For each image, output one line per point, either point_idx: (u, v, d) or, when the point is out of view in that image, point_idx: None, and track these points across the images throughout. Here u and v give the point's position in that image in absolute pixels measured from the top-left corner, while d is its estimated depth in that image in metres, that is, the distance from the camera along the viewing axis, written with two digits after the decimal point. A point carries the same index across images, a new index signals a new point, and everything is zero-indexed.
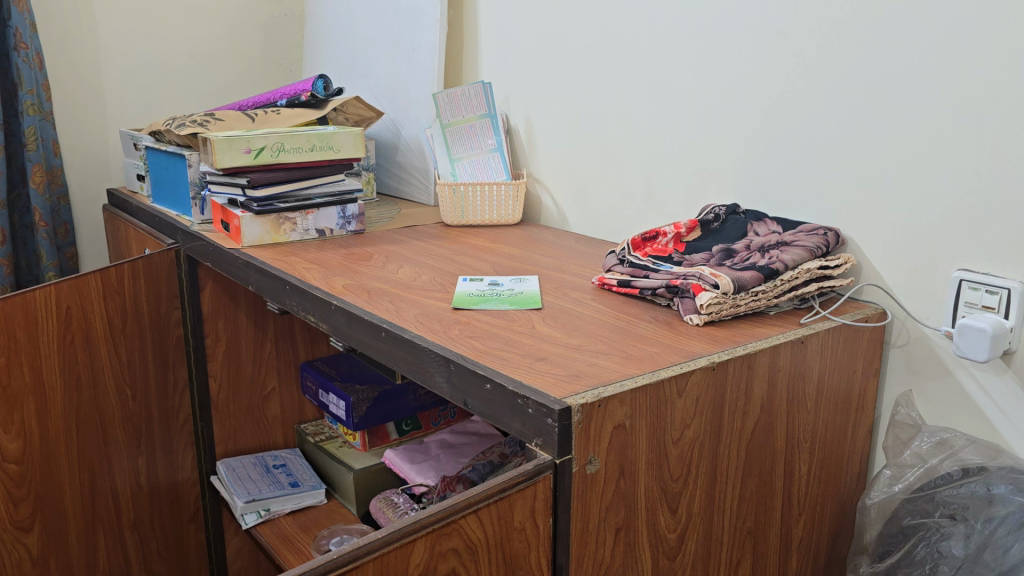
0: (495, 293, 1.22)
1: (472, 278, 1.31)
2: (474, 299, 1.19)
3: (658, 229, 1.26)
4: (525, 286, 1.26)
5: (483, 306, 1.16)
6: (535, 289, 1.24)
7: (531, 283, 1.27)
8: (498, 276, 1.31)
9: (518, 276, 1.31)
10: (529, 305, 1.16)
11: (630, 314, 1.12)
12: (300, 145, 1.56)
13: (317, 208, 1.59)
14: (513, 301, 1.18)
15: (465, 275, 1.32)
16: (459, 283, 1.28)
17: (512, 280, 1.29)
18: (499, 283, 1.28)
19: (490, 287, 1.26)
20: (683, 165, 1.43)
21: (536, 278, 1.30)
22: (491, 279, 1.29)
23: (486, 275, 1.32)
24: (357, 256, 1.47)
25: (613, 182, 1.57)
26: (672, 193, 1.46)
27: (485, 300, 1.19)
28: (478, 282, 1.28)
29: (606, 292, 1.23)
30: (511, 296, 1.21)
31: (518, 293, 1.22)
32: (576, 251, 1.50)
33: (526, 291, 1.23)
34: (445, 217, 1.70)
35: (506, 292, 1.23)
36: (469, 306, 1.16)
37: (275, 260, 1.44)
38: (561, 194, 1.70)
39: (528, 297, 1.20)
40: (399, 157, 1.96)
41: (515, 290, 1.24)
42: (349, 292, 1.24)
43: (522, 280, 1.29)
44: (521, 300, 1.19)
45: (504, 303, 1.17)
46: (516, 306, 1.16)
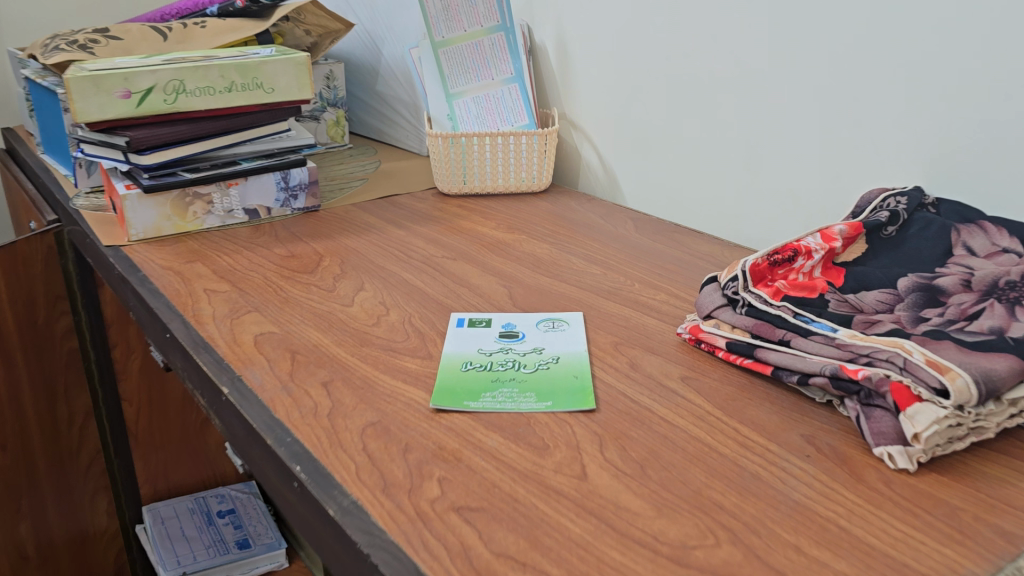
0: (512, 367, 0.70)
1: (473, 321, 0.78)
2: (472, 386, 0.66)
3: (793, 244, 0.71)
4: (563, 346, 0.73)
5: (488, 405, 0.64)
6: (581, 352, 0.72)
7: (575, 337, 0.74)
8: (518, 317, 0.78)
9: (552, 317, 0.78)
10: (573, 403, 0.64)
11: (763, 434, 0.60)
12: (211, 84, 1.00)
13: (245, 177, 1.05)
14: (544, 391, 0.66)
15: (463, 314, 0.79)
16: (451, 337, 0.75)
17: (542, 329, 0.76)
18: (518, 336, 0.75)
19: (503, 347, 0.73)
20: (825, 119, 0.85)
21: (582, 324, 0.77)
22: (507, 326, 0.77)
23: (496, 314, 0.79)
24: (297, 260, 0.94)
25: (697, 135, 0.99)
26: (802, 162, 0.89)
27: (494, 387, 0.66)
28: (482, 333, 0.76)
29: (706, 361, 0.70)
30: (540, 375, 0.68)
31: (550, 366, 0.70)
32: (639, 248, 0.96)
33: (566, 361, 0.70)
34: (439, 183, 1.16)
35: (532, 363, 0.70)
36: (464, 405, 0.64)
37: (168, 270, 0.92)
38: (609, 148, 1.13)
39: (571, 377, 0.68)
40: (380, 87, 1.40)
41: (547, 356, 0.71)
42: (260, 357, 0.72)
43: (558, 328, 0.76)
44: (558, 388, 0.66)
45: (528, 397, 0.65)
46: (549, 407, 0.64)
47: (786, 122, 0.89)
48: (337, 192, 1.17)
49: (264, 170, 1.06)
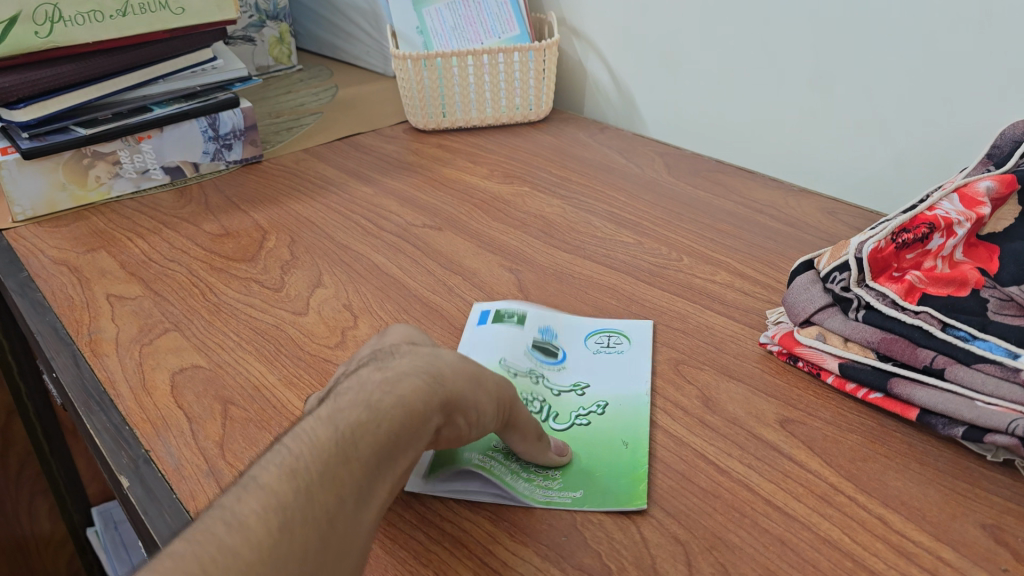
0: (539, 413, 0.49)
1: (503, 314, 0.58)
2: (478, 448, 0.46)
3: (926, 215, 0.51)
4: (615, 386, 0.51)
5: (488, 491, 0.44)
6: (641, 396, 0.50)
7: (635, 369, 0.52)
8: (561, 320, 0.57)
9: (609, 330, 0.56)
10: (614, 496, 0.43)
11: (924, 528, 0.40)
12: (97, 7, 0.75)
13: (160, 127, 0.81)
14: (576, 466, 0.45)
15: (490, 304, 0.59)
16: (468, 341, 0.55)
17: (590, 350, 0.55)
18: (556, 357, 0.54)
19: (531, 372, 0.53)
20: (935, 19, 0.62)
21: (648, 347, 0.54)
22: (544, 335, 0.56)
23: (536, 311, 0.58)
24: (233, 240, 0.72)
25: (747, 45, 0.76)
26: (897, 78, 0.66)
27: (507, 448, 0.46)
28: (508, 340, 0.55)
29: (808, 390, 0.50)
30: (575, 436, 0.47)
31: (591, 420, 0.49)
32: (678, 199, 0.74)
33: (616, 412, 0.49)
34: (411, 118, 0.92)
35: (566, 410, 0.49)
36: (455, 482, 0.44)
37: (60, 265, 0.69)
38: (625, 62, 0.89)
39: (618, 444, 0.46)
40: None
41: (590, 402, 0.50)
42: (180, 416, 0.51)
43: (612, 352, 0.54)
44: (597, 463, 0.45)
45: (550, 478, 0.44)
46: (577, 500, 0.43)
47: (876, 25, 0.65)
48: (284, 133, 0.94)
49: (184, 116, 0.82)
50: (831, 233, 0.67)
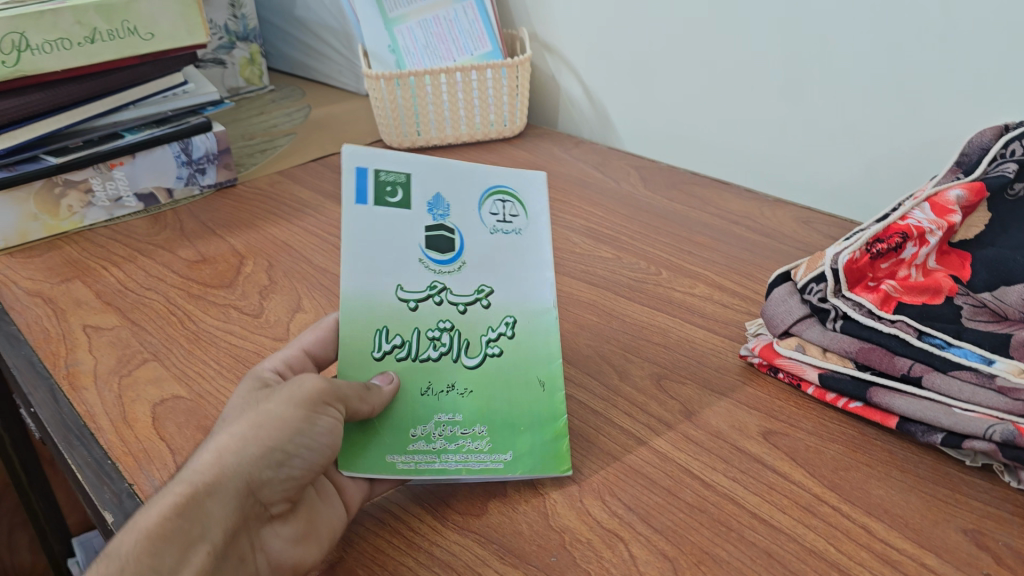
0: (451, 349, 0.48)
1: (380, 180, 0.47)
2: (397, 408, 0.46)
3: (898, 225, 0.52)
4: (520, 291, 0.49)
5: (425, 466, 0.45)
6: (547, 313, 0.49)
7: (535, 265, 0.50)
8: (451, 186, 0.48)
9: (502, 191, 0.49)
10: (543, 458, 0.46)
11: (907, 536, 0.41)
12: (64, 35, 0.73)
13: (132, 153, 0.80)
14: (499, 420, 0.47)
15: (366, 159, 0.46)
16: (354, 234, 0.46)
17: (484, 228, 0.49)
18: (450, 249, 0.48)
19: (432, 287, 0.48)
20: (901, 29, 0.63)
21: (543, 215, 0.50)
22: (433, 215, 0.47)
23: (420, 166, 0.47)
24: (209, 267, 0.72)
25: (717, 58, 0.76)
26: (866, 87, 0.67)
27: (426, 432, 0.46)
28: (400, 229, 0.47)
29: (789, 400, 0.51)
30: (490, 372, 0.48)
31: (502, 347, 0.49)
32: (653, 212, 0.75)
33: (526, 338, 0.49)
34: (386, 137, 0.92)
35: (476, 337, 0.48)
36: (388, 462, 0.45)
37: (34, 297, 0.68)
38: (598, 76, 0.89)
39: (535, 384, 0.48)
40: (298, 11, 1.12)
41: (497, 317, 0.49)
42: (162, 448, 0.51)
43: (509, 233, 0.49)
44: (520, 414, 0.47)
45: (478, 439, 0.46)
46: (511, 466, 0.45)
47: (845, 36, 0.66)
48: (258, 155, 0.94)
49: (156, 142, 0.82)
50: (806, 242, 0.68)
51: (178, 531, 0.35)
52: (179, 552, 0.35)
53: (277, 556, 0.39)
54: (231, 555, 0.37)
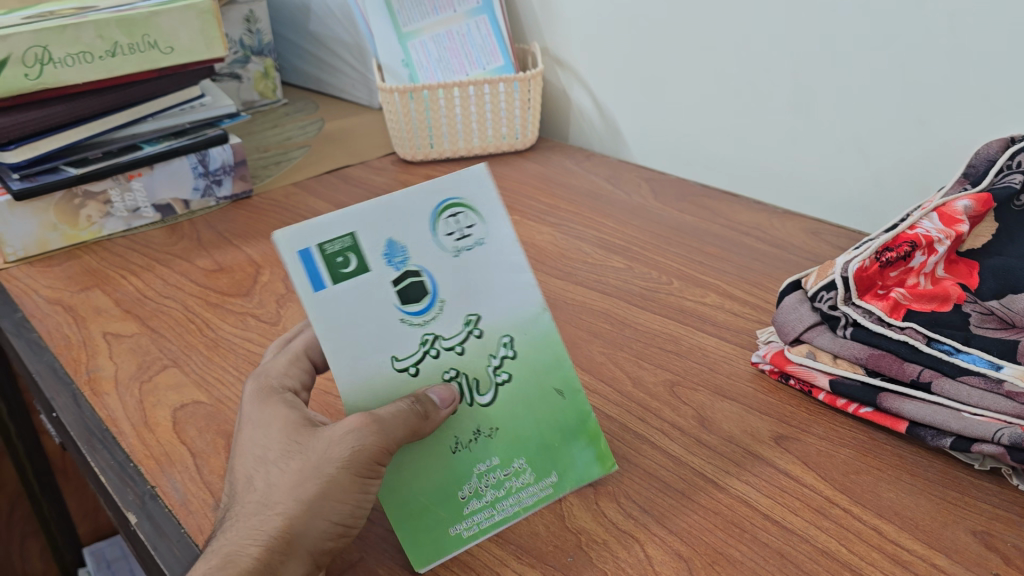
0: (461, 396, 0.44)
1: (326, 254, 0.41)
2: (435, 478, 0.43)
3: (907, 234, 0.53)
4: (507, 308, 0.46)
5: (488, 523, 0.44)
6: (538, 318, 0.46)
7: (511, 272, 0.46)
8: (399, 229, 0.43)
9: (453, 205, 0.44)
10: (586, 469, 0.46)
11: (918, 537, 0.41)
12: (86, 48, 0.75)
13: (150, 165, 0.82)
14: (534, 446, 0.45)
15: (304, 237, 0.41)
16: (329, 330, 0.41)
17: (447, 254, 0.44)
18: (427, 296, 0.43)
19: (422, 340, 0.43)
20: (907, 43, 0.64)
21: (499, 213, 0.45)
22: (393, 265, 0.42)
23: (357, 220, 0.42)
24: (227, 276, 0.73)
25: (726, 71, 0.78)
26: (873, 100, 0.68)
27: (470, 486, 0.44)
28: (371, 296, 0.42)
29: (801, 406, 0.51)
30: (506, 401, 0.45)
31: (509, 372, 0.45)
32: (664, 223, 0.76)
33: (528, 352, 0.46)
34: (399, 150, 0.93)
35: (484, 371, 0.45)
36: (454, 535, 0.43)
37: (54, 304, 0.70)
38: (609, 91, 0.91)
39: (553, 395, 0.46)
40: (312, 26, 1.14)
41: (494, 341, 0.45)
42: (184, 452, 0.52)
43: (472, 247, 0.45)
44: (551, 431, 0.46)
45: (522, 474, 0.45)
46: (559, 487, 0.46)
47: (851, 50, 0.68)
48: (273, 167, 0.95)
49: (174, 154, 0.83)
50: (815, 253, 0.69)
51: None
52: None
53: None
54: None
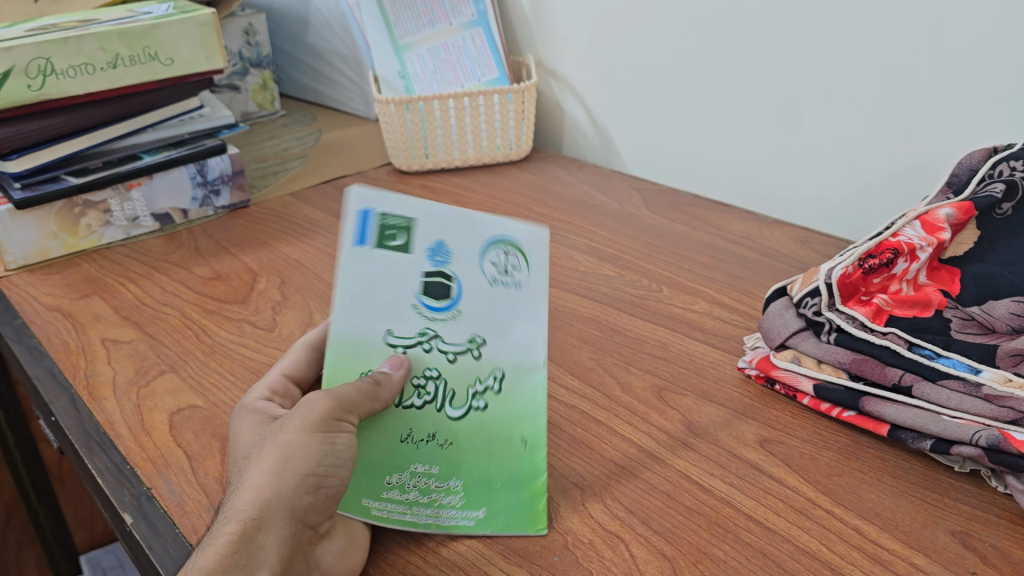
0: (434, 398, 0.46)
1: (383, 225, 0.45)
2: (374, 455, 0.45)
3: (890, 242, 0.54)
4: (514, 346, 0.47)
5: (394, 516, 0.44)
6: (537, 370, 0.48)
7: (524, 316, 0.47)
8: (453, 232, 0.46)
9: (506, 243, 0.46)
10: (515, 517, 0.45)
11: (898, 537, 0.42)
12: (88, 60, 0.76)
13: (150, 175, 0.83)
14: (476, 478, 0.46)
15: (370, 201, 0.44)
16: (351, 295, 0.45)
17: (483, 279, 0.46)
18: (449, 300, 0.46)
19: (425, 335, 0.46)
20: (893, 55, 0.65)
21: (544, 270, 0.47)
22: (432, 262, 0.45)
23: (426, 209, 0.45)
24: (224, 283, 0.74)
25: (717, 82, 0.79)
26: (860, 111, 0.69)
27: (400, 480, 0.45)
28: (397, 276, 0.45)
29: (786, 410, 0.52)
30: (473, 425, 0.47)
31: (486, 402, 0.47)
32: (655, 232, 0.77)
33: (511, 395, 0.47)
34: (395, 160, 0.95)
35: (462, 387, 0.47)
36: (362, 507, 0.44)
37: (54, 311, 0.71)
38: (602, 102, 0.92)
39: (517, 443, 0.47)
40: (310, 39, 1.15)
41: (485, 369, 0.47)
42: (180, 454, 0.53)
43: (508, 286, 0.47)
44: (499, 473, 0.46)
45: (453, 494, 0.45)
46: (479, 525, 0.44)
47: (839, 62, 0.69)
48: (270, 178, 0.96)
49: (173, 164, 0.84)
50: (803, 261, 0.70)
51: (236, 566, 0.36)
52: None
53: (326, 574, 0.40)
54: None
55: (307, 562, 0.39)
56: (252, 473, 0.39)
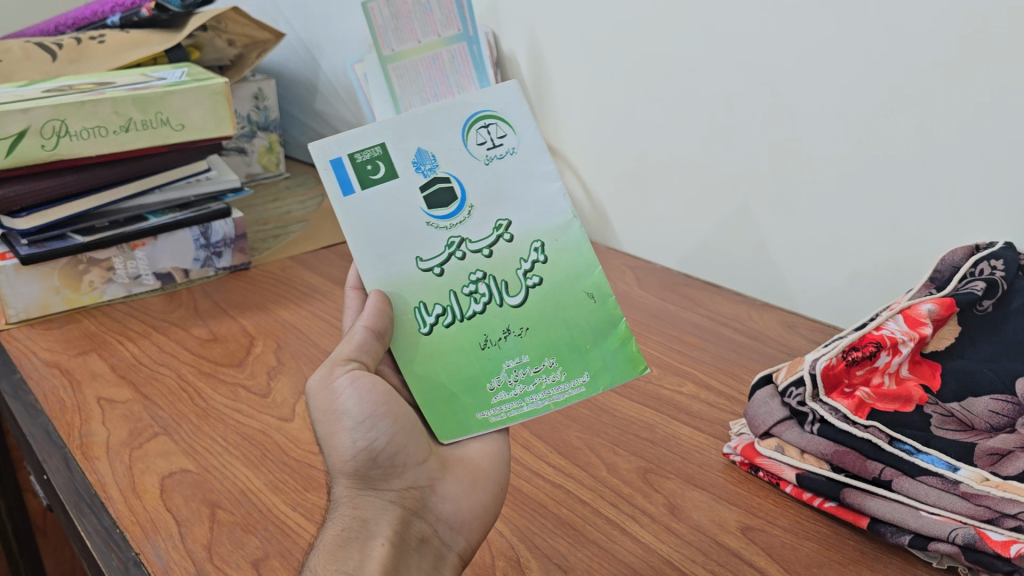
0: (492, 296, 0.53)
1: (358, 163, 0.52)
2: (466, 372, 0.52)
3: (873, 335, 0.55)
4: (539, 215, 0.54)
5: (514, 412, 0.52)
6: (568, 228, 0.55)
7: (539, 178, 0.54)
8: (424, 138, 0.53)
9: (484, 117, 0.54)
10: (618, 367, 0.53)
11: None
12: (101, 122, 0.79)
13: (155, 235, 0.85)
14: (567, 350, 0.53)
15: (336, 149, 0.52)
16: (362, 239, 0.52)
17: (478, 161, 0.54)
18: (457, 199, 0.53)
19: (450, 245, 0.53)
20: (880, 155, 0.68)
21: (528, 126, 0.54)
22: (422, 172, 0.53)
23: (386, 132, 0.53)
24: (221, 345, 0.75)
25: (711, 169, 0.81)
26: (849, 206, 0.71)
27: (500, 380, 0.52)
28: (395, 199, 0.53)
29: (768, 498, 0.53)
30: (538, 300, 0.54)
31: (540, 275, 0.54)
32: (647, 311, 0.79)
33: (557, 256, 0.54)
34: None
35: (512, 274, 0.54)
36: (480, 419, 0.52)
37: (52, 367, 0.72)
38: (600, 180, 0.94)
39: (586, 299, 0.54)
40: (318, 105, 1.19)
41: (525, 246, 0.54)
42: (168, 519, 0.53)
43: (504, 155, 0.54)
44: (581, 334, 0.54)
45: (553, 371, 0.53)
46: (591, 385, 0.53)
47: (827, 157, 0.71)
48: (272, 241, 0.98)
49: (178, 226, 0.86)
50: (790, 346, 0.71)
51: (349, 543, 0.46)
52: (361, 550, 0.45)
53: (451, 516, 0.49)
54: (411, 537, 0.48)
55: (417, 505, 0.49)
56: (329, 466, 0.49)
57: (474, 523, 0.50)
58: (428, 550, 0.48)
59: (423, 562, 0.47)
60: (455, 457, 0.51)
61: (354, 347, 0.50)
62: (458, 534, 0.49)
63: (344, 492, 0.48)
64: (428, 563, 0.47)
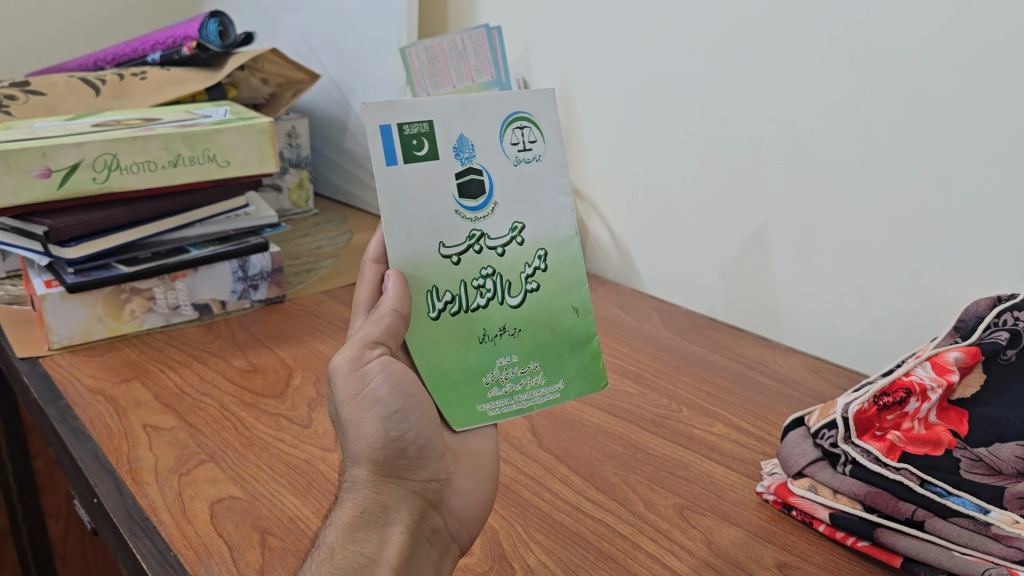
0: (496, 292, 0.54)
1: (405, 135, 0.51)
2: (466, 364, 0.53)
3: (902, 380, 0.57)
4: (548, 225, 0.55)
5: (506, 409, 0.54)
6: (569, 242, 0.56)
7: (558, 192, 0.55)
8: (468, 125, 0.53)
9: (521, 120, 0.54)
10: (586, 379, 0.56)
11: None
12: (151, 157, 0.82)
13: (195, 268, 0.88)
14: (550, 356, 0.55)
15: (387, 116, 0.51)
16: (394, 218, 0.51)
17: (509, 160, 0.54)
18: (484, 196, 0.53)
19: (472, 237, 0.53)
20: (902, 209, 0.70)
21: (558, 139, 0.56)
22: (460, 160, 0.52)
23: (437, 111, 0.52)
24: (261, 376, 0.77)
25: (738, 217, 0.84)
26: (872, 257, 0.74)
27: (494, 377, 0.54)
28: (431, 181, 0.52)
29: (801, 536, 0.55)
30: (534, 305, 0.55)
31: (538, 282, 0.55)
32: (676, 354, 0.81)
33: (557, 267, 0.56)
34: None
35: (517, 276, 0.55)
36: (480, 412, 0.53)
37: (97, 394, 0.73)
38: (624, 225, 0.97)
39: (571, 312, 0.56)
40: (348, 144, 1.22)
41: (531, 252, 0.55)
42: (221, 544, 0.55)
43: (531, 161, 0.55)
44: (563, 343, 0.56)
45: (536, 374, 0.55)
46: (564, 393, 0.56)
47: (853, 210, 0.74)
48: (304, 276, 1.01)
49: (218, 258, 0.89)
50: (816, 390, 0.74)
51: (369, 523, 0.47)
52: (379, 533, 0.47)
53: (460, 510, 0.52)
54: (427, 527, 0.50)
55: (432, 495, 0.51)
56: (351, 445, 0.50)
57: (476, 517, 0.53)
58: (438, 541, 0.50)
59: (434, 552, 0.49)
60: (463, 448, 0.53)
61: (384, 330, 0.50)
62: (464, 528, 0.52)
63: (365, 477, 0.49)
64: (437, 554, 0.50)
